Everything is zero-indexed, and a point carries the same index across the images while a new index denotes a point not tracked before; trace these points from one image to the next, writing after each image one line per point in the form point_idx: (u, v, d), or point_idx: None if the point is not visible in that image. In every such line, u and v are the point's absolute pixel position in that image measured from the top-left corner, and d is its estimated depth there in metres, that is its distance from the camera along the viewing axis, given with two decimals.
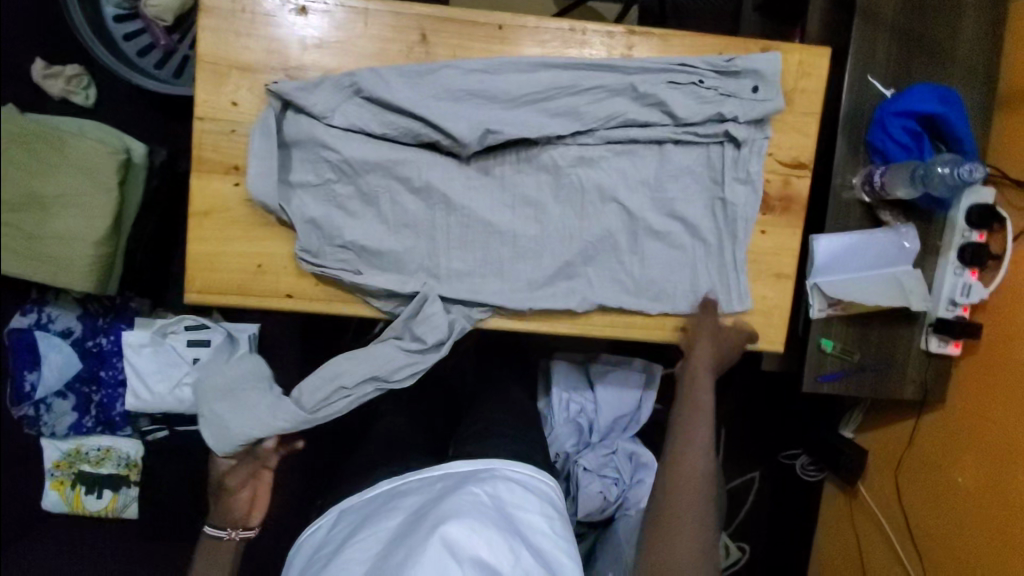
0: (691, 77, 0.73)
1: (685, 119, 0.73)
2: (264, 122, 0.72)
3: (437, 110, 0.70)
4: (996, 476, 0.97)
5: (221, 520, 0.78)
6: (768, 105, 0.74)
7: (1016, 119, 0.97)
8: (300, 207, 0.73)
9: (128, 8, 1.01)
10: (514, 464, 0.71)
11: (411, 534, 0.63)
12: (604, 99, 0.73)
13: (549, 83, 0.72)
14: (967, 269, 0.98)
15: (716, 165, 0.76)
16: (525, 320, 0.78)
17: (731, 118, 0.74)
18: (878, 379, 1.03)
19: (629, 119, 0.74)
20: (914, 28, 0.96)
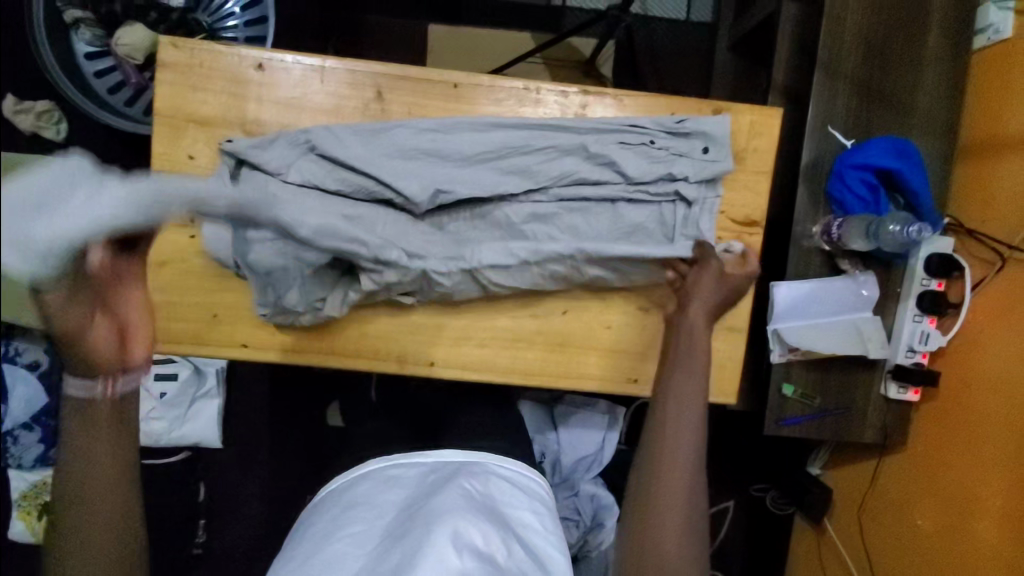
0: (642, 137, 0.75)
1: (636, 178, 0.74)
2: (217, 179, 0.73)
3: (390, 168, 0.72)
4: (954, 521, 0.97)
5: (89, 364, 0.52)
6: (717, 166, 0.76)
7: (974, 169, 0.99)
8: (252, 263, 0.73)
9: (101, 45, 1.02)
10: (501, 463, 0.70)
11: (406, 530, 0.59)
12: (556, 157, 0.74)
13: (500, 143, 0.73)
14: (925, 317, 1.00)
15: (669, 222, 0.76)
16: (479, 371, 0.79)
17: (681, 177, 0.75)
18: (839, 423, 1.04)
19: (581, 177, 0.74)
20: (872, 82, 0.99)
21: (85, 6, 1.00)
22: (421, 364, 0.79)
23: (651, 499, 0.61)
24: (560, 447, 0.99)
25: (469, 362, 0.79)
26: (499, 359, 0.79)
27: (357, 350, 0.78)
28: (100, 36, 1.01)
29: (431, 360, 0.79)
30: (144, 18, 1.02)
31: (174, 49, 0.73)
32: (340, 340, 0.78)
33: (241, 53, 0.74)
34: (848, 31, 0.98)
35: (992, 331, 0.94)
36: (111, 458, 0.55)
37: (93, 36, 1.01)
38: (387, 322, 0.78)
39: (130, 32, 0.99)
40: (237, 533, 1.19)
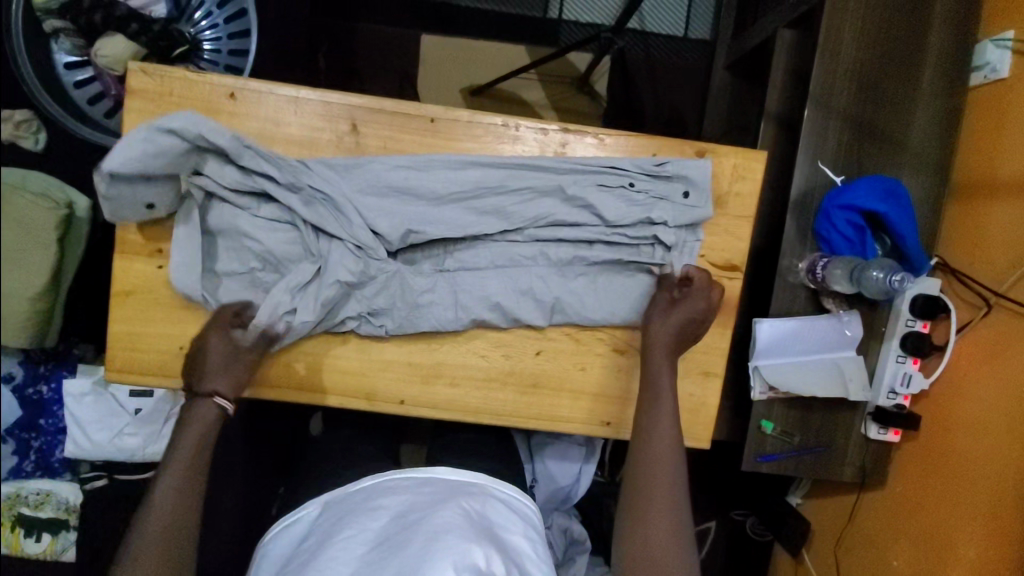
0: (621, 180, 0.75)
1: (614, 221, 0.75)
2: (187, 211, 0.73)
3: (362, 206, 0.73)
4: (929, 564, 0.96)
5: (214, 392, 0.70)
6: (697, 212, 0.75)
7: (964, 210, 0.97)
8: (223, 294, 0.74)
9: (80, 55, 1.00)
10: (497, 485, 0.70)
11: (404, 539, 0.59)
12: (533, 199, 0.75)
13: (476, 183, 0.73)
14: (908, 358, 0.98)
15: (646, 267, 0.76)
16: (453, 409, 0.78)
17: (661, 221, 0.75)
18: (818, 461, 1.03)
19: (557, 219, 0.75)
20: (863, 118, 0.97)
21: (63, 15, 0.97)
22: (392, 402, 0.78)
23: (625, 536, 0.67)
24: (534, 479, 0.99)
25: (439, 401, 0.78)
26: (472, 396, 0.79)
27: (326, 385, 0.77)
28: (80, 46, 0.99)
29: (402, 399, 0.78)
30: (124, 28, 0.96)
31: (144, 75, 0.72)
32: (309, 378, 0.77)
33: (213, 82, 0.73)
34: (841, 65, 0.96)
35: (973, 375, 0.93)
36: (189, 467, 0.66)
37: (72, 46, 0.99)
38: (356, 358, 0.77)
39: (109, 44, 0.95)
40: None
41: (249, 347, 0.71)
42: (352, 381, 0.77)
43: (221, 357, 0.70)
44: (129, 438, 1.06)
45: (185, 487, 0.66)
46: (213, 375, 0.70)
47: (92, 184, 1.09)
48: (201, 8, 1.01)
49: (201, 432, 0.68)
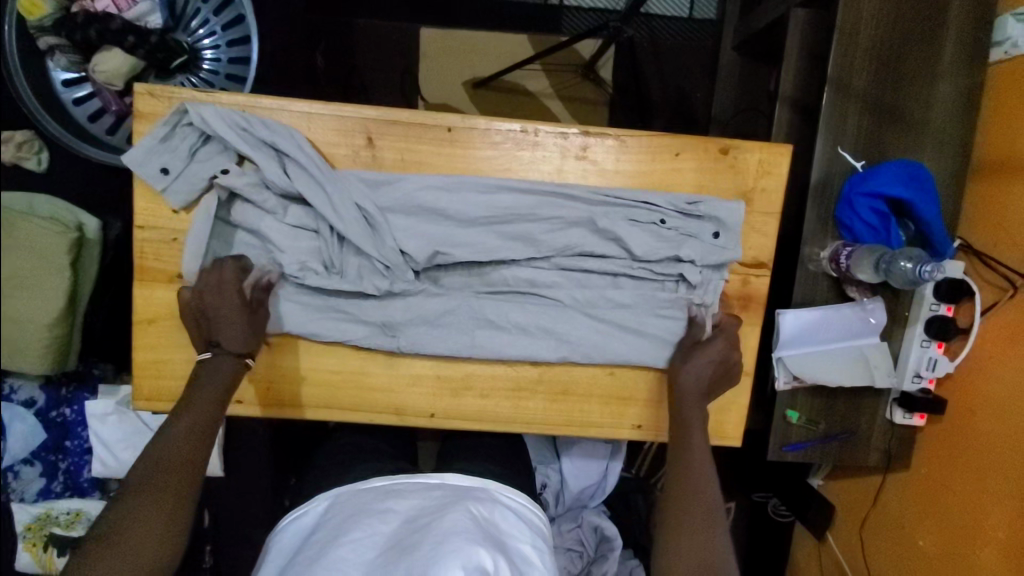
0: (652, 216, 0.75)
1: (641, 256, 0.75)
2: (207, 207, 0.73)
3: (391, 223, 0.72)
4: (956, 545, 0.96)
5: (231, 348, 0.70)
6: (726, 254, 0.75)
7: (985, 190, 0.96)
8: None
9: (78, 71, 0.98)
10: (506, 491, 0.70)
11: (409, 545, 0.59)
12: (562, 228, 0.75)
13: (508, 207, 0.73)
14: (932, 342, 0.98)
15: (672, 304, 0.77)
16: (484, 420, 0.78)
17: (688, 259, 0.76)
18: (843, 447, 1.04)
19: (585, 250, 0.75)
20: (884, 99, 0.95)
21: (58, 32, 0.93)
22: (421, 416, 0.78)
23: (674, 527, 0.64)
24: (564, 478, 0.98)
25: (470, 412, 0.78)
26: (501, 406, 0.78)
27: (355, 403, 0.77)
28: (77, 62, 0.96)
29: (431, 412, 0.78)
30: (121, 42, 0.93)
31: (152, 97, 0.72)
32: (336, 398, 0.77)
33: (224, 102, 0.72)
34: (861, 45, 0.93)
35: (1001, 355, 0.92)
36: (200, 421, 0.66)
37: (69, 63, 0.96)
38: (383, 374, 0.77)
39: (106, 58, 0.93)
40: (245, 556, 1.19)
41: (266, 306, 0.73)
42: (380, 396, 0.77)
43: (239, 309, 0.70)
44: None
45: (193, 439, 0.65)
46: (229, 333, 0.69)
47: (98, 203, 1.08)
48: (198, 15, 0.98)
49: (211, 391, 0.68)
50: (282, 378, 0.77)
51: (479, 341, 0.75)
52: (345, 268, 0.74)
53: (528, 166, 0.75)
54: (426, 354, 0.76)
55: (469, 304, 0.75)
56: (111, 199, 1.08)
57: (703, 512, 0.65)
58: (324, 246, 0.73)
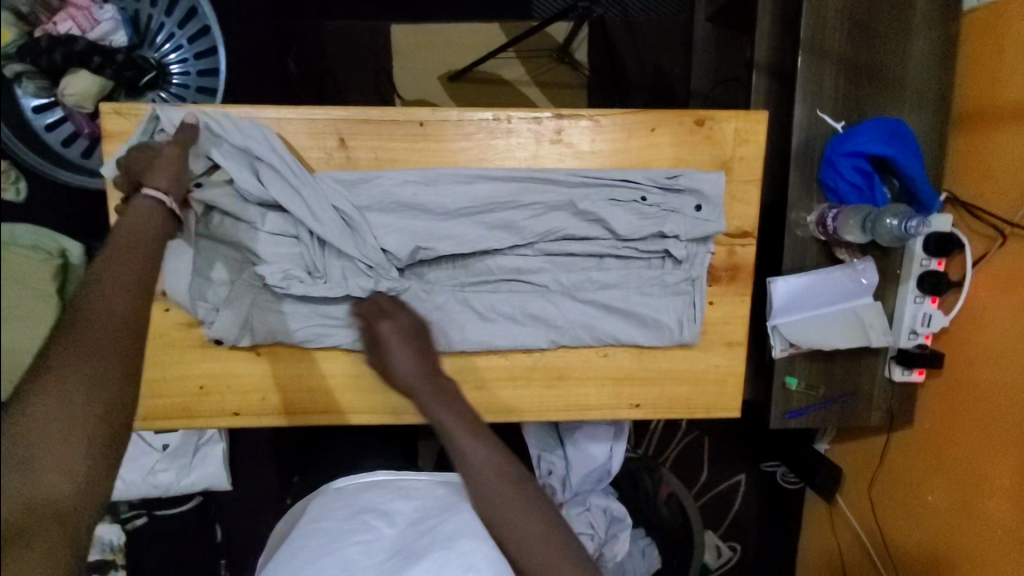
0: (633, 194, 0.75)
1: (625, 235, 0.75)
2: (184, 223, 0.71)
3: (371, 223, 0.72)
4: (964, 497, 0.97)
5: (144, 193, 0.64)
6: (710, 227, 0.75)
7: (968, 140, 0.96)
8: (216, 301, 0.73)
9: (48, 95, 0.95)
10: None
11: (418, 546, 0.60)
12: (543, 214, 0.74)
13: (486, 197, 0.73)
14: (926, 298, 0.98)
15: (659, 281, 0.77)
16: (482, 412, 0.78)
17: (672, 235, 0.75)
18: (845, 409, 1.04)
19: (569, 234, 0.75)
20: (860, 57, 0.94)
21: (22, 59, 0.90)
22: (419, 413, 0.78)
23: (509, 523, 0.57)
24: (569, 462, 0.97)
25: (466, 405, 0.78)
26: (498, 397, 0.78)
27: (352, 406, 0.77)
28: (46, 87, 0.94)
29: None
30: (87, 63, 0.92)
31: (120, 117, 0.72)
32: (331, 402, 0.77)
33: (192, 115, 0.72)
34: (831, 5, 0.92)
35: (996, 306, 0.92)
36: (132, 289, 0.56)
37: (38, 89, 0.94)
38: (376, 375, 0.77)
39: (74, 80, 0.92)
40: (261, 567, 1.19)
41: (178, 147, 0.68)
42: (374, 397, 0.77)
43: (150, 154, 0.66)
44: (161, 474, 1.06)
45: (124, 294, 0.55)
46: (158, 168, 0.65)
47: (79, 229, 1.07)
48: (163, 32, 0.97)
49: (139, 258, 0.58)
50: (276, 387, 0.77)
51: (470, 333, 0.75)
52: (327, 272, 0.73)
53: (503, 154, 0.75)
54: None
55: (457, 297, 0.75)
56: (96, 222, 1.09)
57: (512, 488, 0.59)
58: (307, 253, 0.72)
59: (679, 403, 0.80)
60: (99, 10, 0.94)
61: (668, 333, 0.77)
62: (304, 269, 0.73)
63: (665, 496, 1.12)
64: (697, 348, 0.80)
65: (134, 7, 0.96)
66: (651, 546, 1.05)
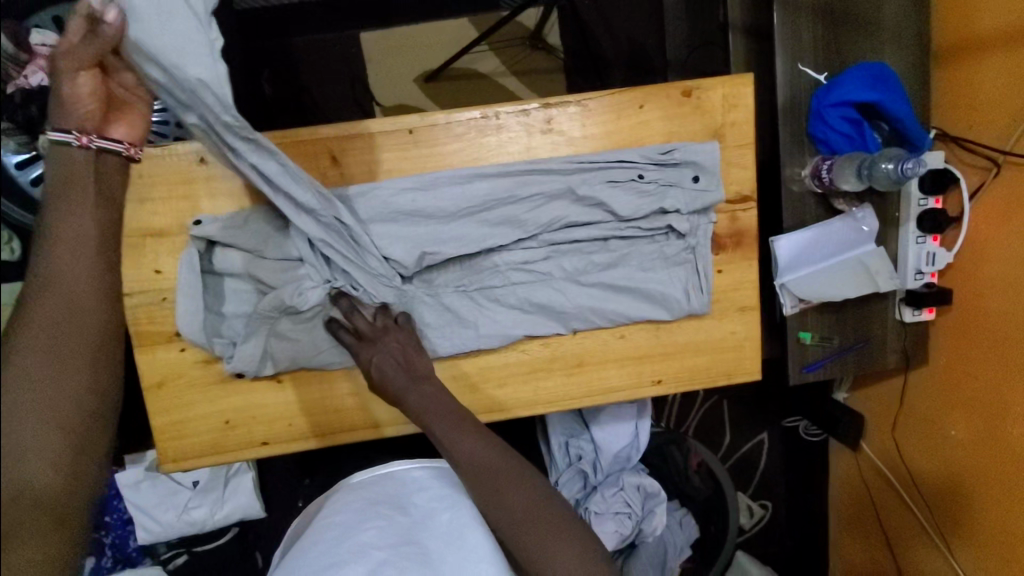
0: (630, 173, 0.75)
1: (627, 215, 0.75)
2: (190, 262, 0.72)
3: (372, 235, 0.72)
4: (986, 427, 0.98)
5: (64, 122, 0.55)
6: (709, 196, 0.75)
7: (951, 75, 0.96)
8: (232, 335, 0.74)
9: (28, 151, 0.95)
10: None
11: (430, 546, 0.61)
12: (543, 204, 0.74)
13: (485, 195, 0.73)
14: (928, 237, 0.99)
15: (666, 255, 0.77)
16: (509, 409, 0.78)
17: (673, 209, 0.76)
18: (861, 357, 1.05)
19: (571, 221, 0.75)
20: (834, 6, 0.94)
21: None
22: None
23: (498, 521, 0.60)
24: (597, 445, 0.99)
25: (491, 404, 0.78)
26: (523, 391, 0.79)
27: (376, 421, 0.78)
28: (26, 142, 0.94)
29: None
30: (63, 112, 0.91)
31: None
32: (358, 418, 0.78)
33: (181, 151, 0.71)
34: None
35: (997, 235, 0.93)
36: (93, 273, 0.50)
37: (19, 145, 0.94)
38: None
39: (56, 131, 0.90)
40: None
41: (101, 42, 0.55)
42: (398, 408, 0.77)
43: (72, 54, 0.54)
44: (196, 510, 1.07)
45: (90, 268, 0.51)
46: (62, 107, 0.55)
47: None
48: None
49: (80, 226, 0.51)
50: (301, 411, 0.77)
51: (487, 331, 0.75)
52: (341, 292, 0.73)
53: (496, 151, 0.74)
54: (436, 358, 0.76)
55: (465, 294, 0.75)
56: None
57: (501, 477, 0.61)
58: (320, 269, 0.72)
59: (699, 374, 0.80)
60: None
61: (680, 305, 0.77)
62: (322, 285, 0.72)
63: (695, 466, 1.11)
64: (711, 318, 0.80)
65: None
66: (687, 517, 1.07)
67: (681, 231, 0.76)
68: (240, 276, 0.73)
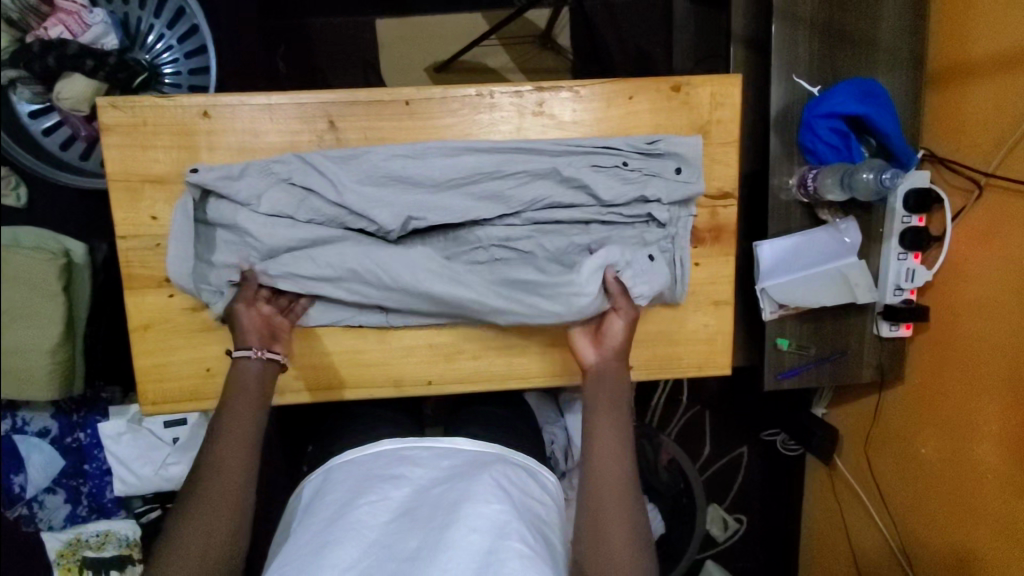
0: (615, 159, 0.79)
1: (609, 200, 0.78)
2: (184, 207, 0.76)
3: (363, 195, 0.76)
4: (954, 448, 0.99)
5: None
6: (690, 188, 0.78)
7: (943, 97, 0.98)
8: (218, 285, 0.77)
9: (42, 102, 0.99)
10: (517, 453, 0.70)
11: (422, 517, 0.61)
12: (528, 182, 0.78)
13: (471, 168, 0.77)
14: (909, 254, 1.01)
15: (645, 244, 0.80)
16: (482, 373, 0.84)
17: (654, 199, 0.79)
18: (836, 368, 1.06)
19: (555, 201, 0.79)
20: (832, 22, 0.97)
21: (16, 64, 0.96)
22: (420, 383, 0.84)
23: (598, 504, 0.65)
24: (570, 433, 1.00)
25: (468, 373, 0.84)
26: (500, 357, 0.84)
27: (328, 385, 0.83)
28: (40, 92, 0.98)
29: (428, 379, 0.83)
30: (80, 67, 0.95)
31: (116, 109, 0.76)
32: (336, 374, 0.83)
33: (184, 104, 0.76)
34: None
35: (976, 256, 0.94)
36: None
37: (33, 94, 0.98)
38: (376, 349, 0.83)
39: (68, 84, 0.95)
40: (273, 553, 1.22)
41: None
42: (379, 369, 0.83)
43: None
44: (173, 467, 1.07)
45: None
46: None
47: (78, 233, 1.11)
48: (153, 32, 1.00)
49: (259, 395, 0.72)
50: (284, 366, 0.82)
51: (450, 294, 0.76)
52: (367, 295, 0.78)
53: (487, 128, 0.79)
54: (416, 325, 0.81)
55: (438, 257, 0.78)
56: (91, 222, 1.12)
57: (619, 442, 0.69)
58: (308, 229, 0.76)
59: (672, 362, 0.84)
60: (89, 15, 0.95)
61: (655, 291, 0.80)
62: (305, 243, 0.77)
63: (665, 462, 1.15)
64: (686, 309, 0.84)
65: (123, 11, 0.99)
66: (654, 513, 1.08)
67: (663, 218, 0.80)
68: (233, 229, 0.76)
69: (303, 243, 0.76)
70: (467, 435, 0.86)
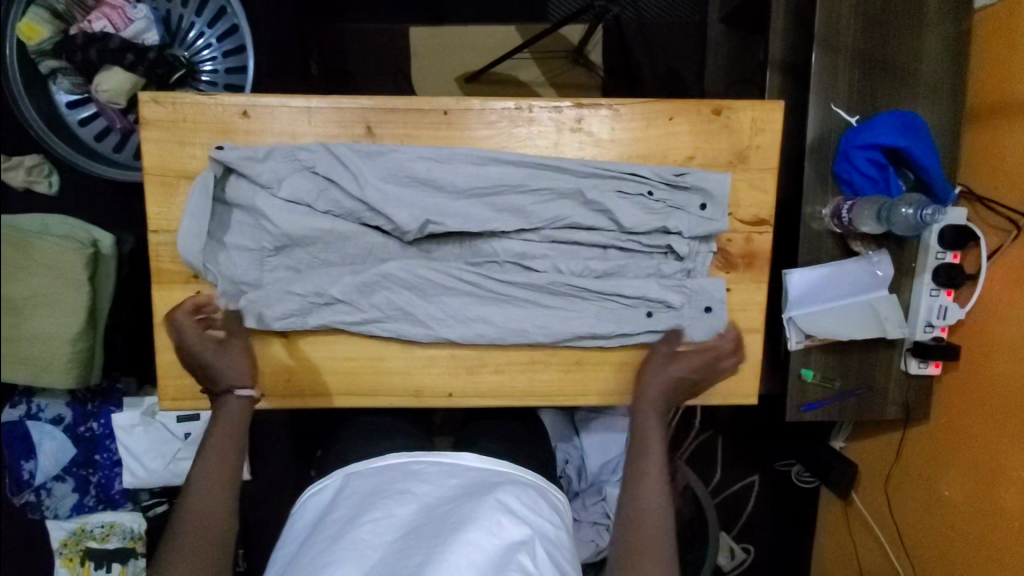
0: (641, 187, 0.78)
1: (629, 227, 0.78)
2: (204, 182, 0.76)
3: (383, 194, 0.75)
4: (979, 491, 0.96)
5: None
6: (713, 225, 0.78)
7: (981, 135, 0.97)
8: (226, 266, 0.77)
9: (81, 93, 1.01)
10: (526, 474, 0.69)
11: (425, 534, 0.59)
12: (552, 199, 0.78)
13: (496, 179, 0.77)
14: (942, 290, 0.99)
15: (659, 274, 0.81)
16: (505, 387, 0.83)
17: (676, 231, 0.79)
18: (861, 403, 1.04)
19: (575, 222, 0.79)
20: (873, 53, 0.96)
21: (58, 55, 0.97)
22: (440, 395, 0.83)
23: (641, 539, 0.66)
24: (584, 453, 1.00)
25: (489, 386, 0.83)
26: (526, 372, 0.83)
27: (354, 391, 0.82)
28: (79, 85, 1.00)
29: (449, 392, 0.82)
30: (121, 60, 0.97)
31: (156, 104, 0.77)
32: (357, 381, 0.82)
33: (226, 102, 0.77)
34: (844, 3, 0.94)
35: (1011, 299, 0.92)
36: None
37: (72, 86, 0.99)
38: (398, 358, 0.82)
39: (108, 78, 0.96)
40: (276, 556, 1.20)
41: None
42: (402, 377, 0.82)
43: None
44: (184, 462, 1.07)
45: None
46: None
47: (107, 224, 1.12)
48: (193, 29, 1.01)
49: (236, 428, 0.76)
50: (308, 370, 0.81)
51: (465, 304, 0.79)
52: (386, 315, 0.79)
53: (525, 142, 0.79)
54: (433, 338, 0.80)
55: (461, 270, 0.79)
56: (118, 212, 1.12)
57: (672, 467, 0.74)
58: (327, 218, 0.77)
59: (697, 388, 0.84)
60: (132, 10, 0.97)
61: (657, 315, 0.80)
62: (320, 234, 0.77)
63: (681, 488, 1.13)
64: None
65: (166, 8, 1.00)
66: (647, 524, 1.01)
67: (683, 249, 0.79)
68: (251, 210, 0.76)
69: (320, 235, 0.77)
70: (484, 449, 0.85)
